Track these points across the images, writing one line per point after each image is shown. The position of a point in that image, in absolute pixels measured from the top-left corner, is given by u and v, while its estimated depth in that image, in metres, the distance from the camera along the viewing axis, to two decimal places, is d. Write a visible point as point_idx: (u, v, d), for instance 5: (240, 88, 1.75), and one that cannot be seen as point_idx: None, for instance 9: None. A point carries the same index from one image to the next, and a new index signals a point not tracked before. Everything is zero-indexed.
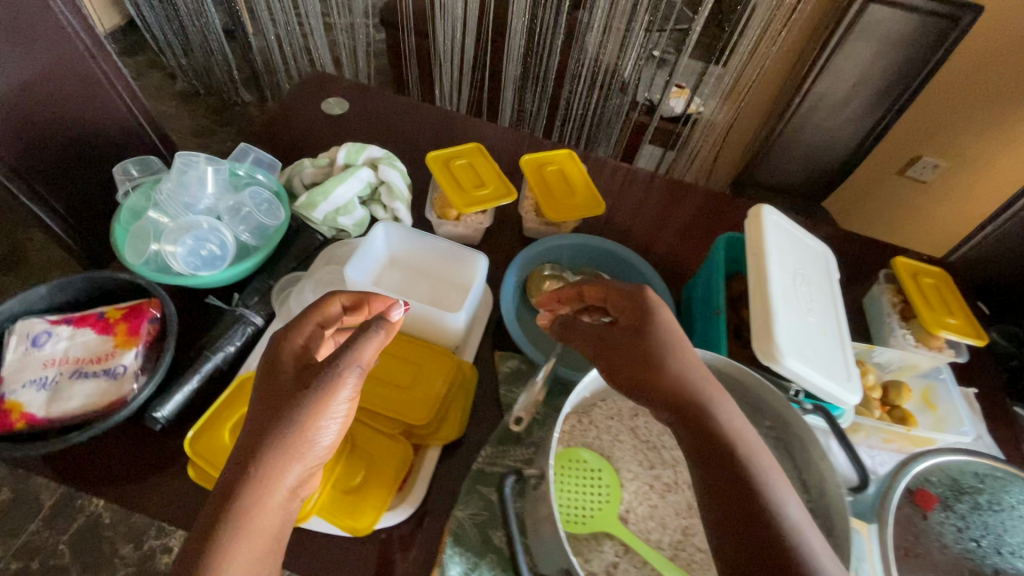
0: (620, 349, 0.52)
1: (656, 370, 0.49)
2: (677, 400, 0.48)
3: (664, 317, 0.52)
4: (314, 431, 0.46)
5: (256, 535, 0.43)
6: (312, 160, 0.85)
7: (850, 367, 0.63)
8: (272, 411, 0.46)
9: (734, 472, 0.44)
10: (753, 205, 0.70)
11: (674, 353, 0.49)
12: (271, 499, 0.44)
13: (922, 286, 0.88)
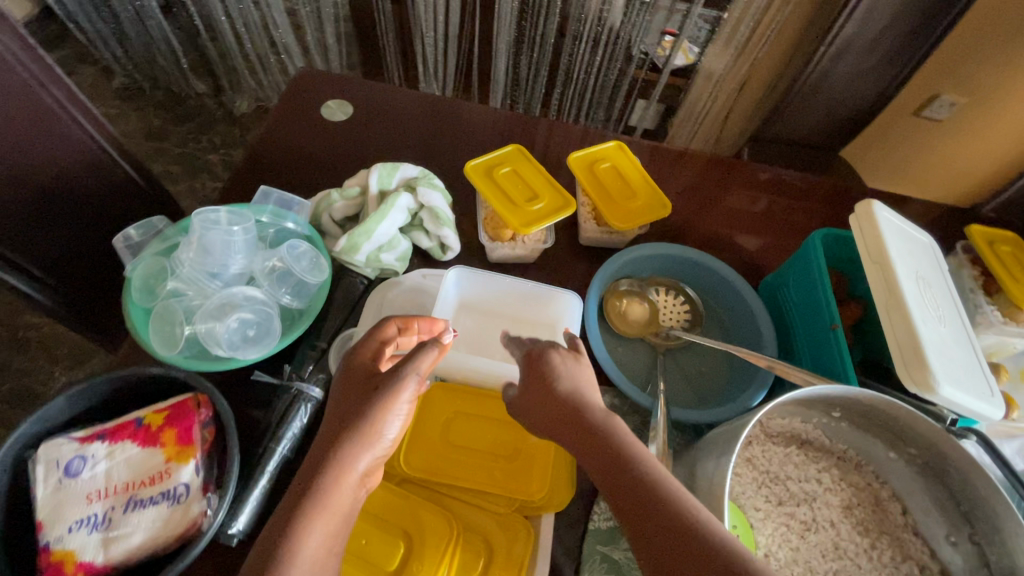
0: (528, 391, 0.49)
1: (564, 413, 0.46)
2: (588, 440, 0.44)
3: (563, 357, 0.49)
4: (383, 422, 0.45)
5: (326, 531, 0.41)
6: (340, 191, 0.73)
7: (990, 377, 0.58)
8: (338, 409, 0.46)
9: (650, 507, 0.39)
10: (862, 202, 0.63)
11: (581, 392, 0.47)
12: (343, 495, 0.42)
13: (1002, 255, 0.82)
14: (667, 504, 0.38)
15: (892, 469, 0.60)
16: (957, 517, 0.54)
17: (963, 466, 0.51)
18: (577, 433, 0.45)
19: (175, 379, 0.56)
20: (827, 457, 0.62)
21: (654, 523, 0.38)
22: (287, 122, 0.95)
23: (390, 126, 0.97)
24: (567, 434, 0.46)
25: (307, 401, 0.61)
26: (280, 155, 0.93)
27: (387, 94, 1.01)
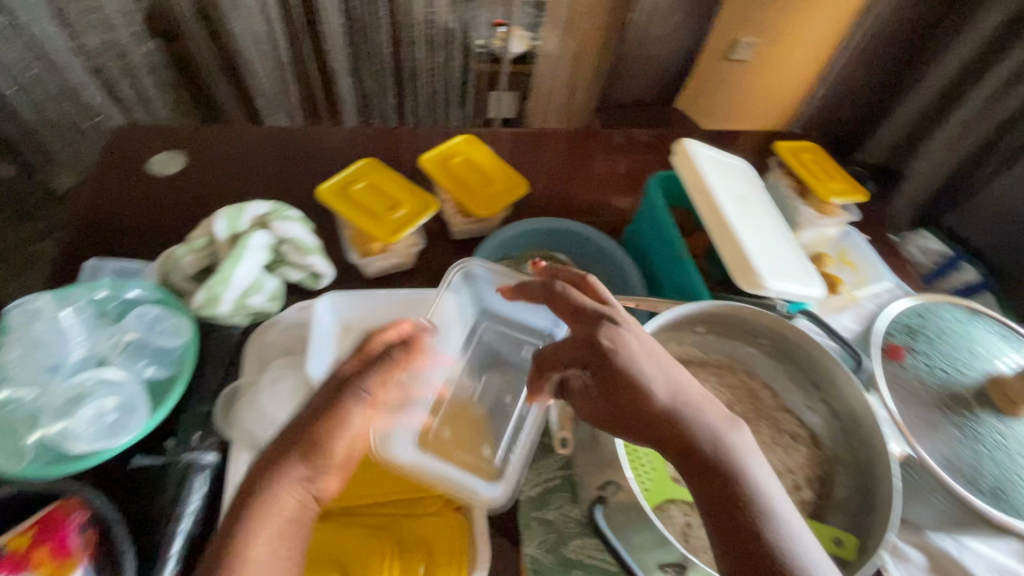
0: (601, 395, 0.52)
1: (634, 398, 0.50)
2: (666, 431, 0.49)
3: (629, 343, 0.52)
4: (336, 429, 0.48)
5: (271, 537, 0.44)
6: (185, 244, 0.69)
7: (809, 264, 0.68)
8: (310, 417, 0.48)
9: (725, 495, 0.46)
10: (677, 142, 0.71)
11: (648, 375, 0.51)
12: (285, 500, 0.46)
13: (804, 161, 0.97)
14: (743, 495, 0.46)
15: (756, 363, 0.69)
16: (809, 386, 0.65)
17: (800, 340, 0.62)
18: (692, 454, 0.48)
19: (32, 495, 0.50)
20: (705, 368, 0.68)
21: (730, 512, 0.45)
22: (115, 187, 0.87)
23: (235, 166, 0.92)
24: (637, 419, 0.50)
25: (204, 469, 0.58)
26: (110, 221, 0.84)
27: (223, 133, 0.95)
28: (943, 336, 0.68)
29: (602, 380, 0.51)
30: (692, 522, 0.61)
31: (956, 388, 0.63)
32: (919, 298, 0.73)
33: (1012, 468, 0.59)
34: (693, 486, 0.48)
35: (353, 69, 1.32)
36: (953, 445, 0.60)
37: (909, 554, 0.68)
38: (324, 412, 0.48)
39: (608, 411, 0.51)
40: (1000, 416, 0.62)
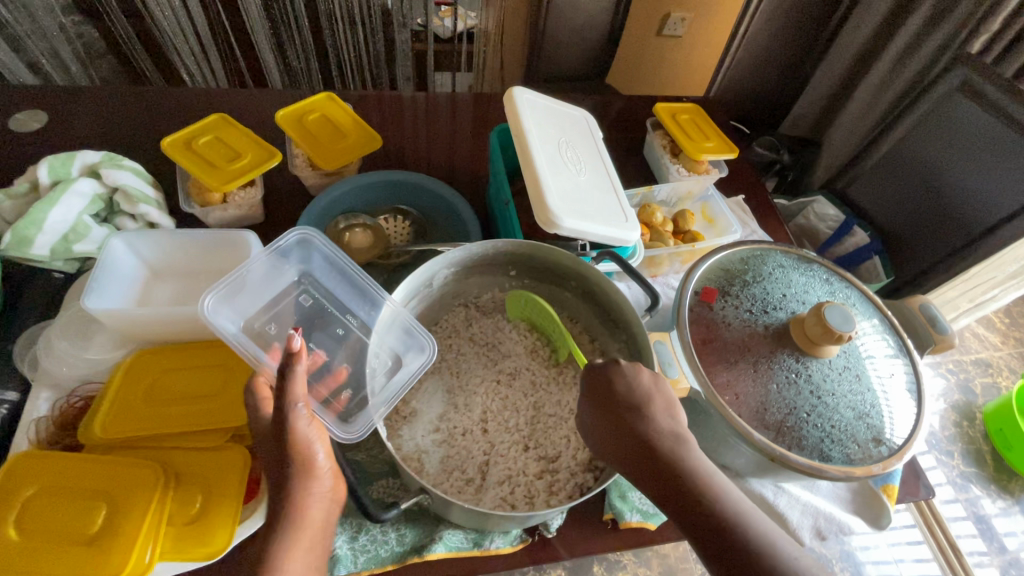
0: (611, 442, 0.52)
1: (629, 430, 0.51)
2: (652, 466, 0.49)
3: (639, 376, 0.54)
4: (307, 449, 0.44)
5: (303, 550, 0.42)
6: (5, 190, 0.69)
7: (625, 207, 0.68)
8: (278, 447, 0.44)
9: (717, 531, 0.45)
10: (504, 89, 0.70)
11: (648, 409, 0.52)
12: (311, 512, 0.43)
13: (680, 121, 0.96)
14: (735, 532, 0.45)
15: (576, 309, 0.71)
16: (613, 326, 0.66)
17: (596, 279, 0.62)
18: (680, 493, 0.47)
19: None
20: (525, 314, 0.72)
21: (721, 544, 0.45)
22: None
23: (112, 133, 0.94)
24: (663, 478, 0.48)
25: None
26: None
27: (117, 108, 0.98)
28: (761, 280, 0.67)
29: (606, 414, 0.53)
30: (490, 460, 0.61)
31: (761, 328, 0.63)
32: (750, 245, 0.72)
33: (800, 404, 0.59)
34: (681, 523, 0.47)
35: (274, 40, 1.22)
36: (744, 381, 0.60)
37: None
38: (288, 443, 0.43)
39: (606, 443, 0.53)
40: (803, 356, 0.61)
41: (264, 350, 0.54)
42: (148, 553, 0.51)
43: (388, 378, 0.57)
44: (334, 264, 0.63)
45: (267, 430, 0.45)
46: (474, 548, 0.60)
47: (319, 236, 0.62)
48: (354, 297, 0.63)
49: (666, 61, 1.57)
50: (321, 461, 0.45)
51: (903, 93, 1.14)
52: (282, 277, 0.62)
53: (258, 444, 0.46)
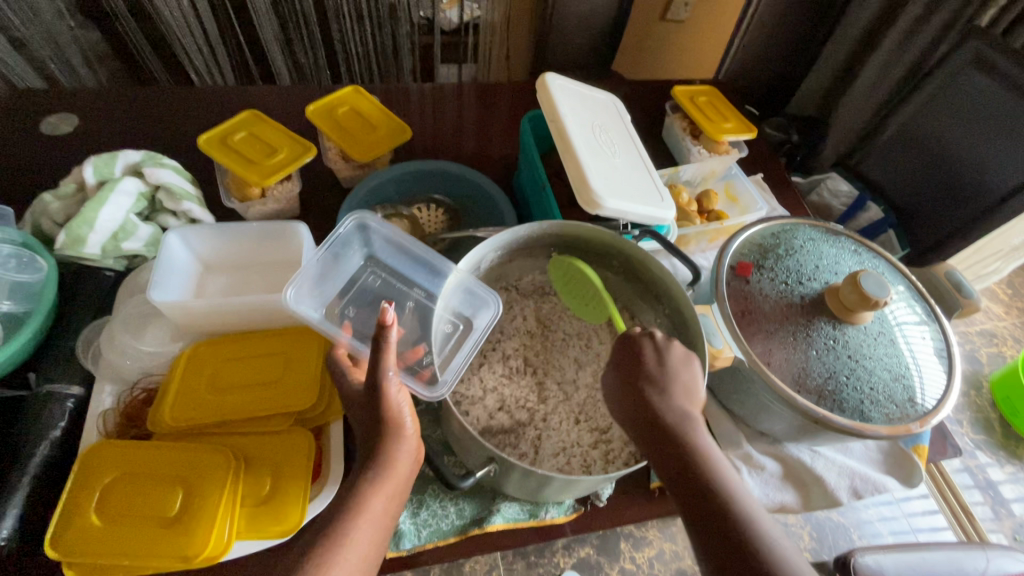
0: (628, 409, 0.54)
1: (648, 403, 0.53)
2: (660, 438, 0.51)
3: (664, 354, 0.55)
4: (398, 410, 0.49)
5: (384, 493, 0.47)
6: (53, 192, 0.71)
7: (661, 187, 0.70)
8: (371, 406, 0.49)
9: (708, 506, 0.47)
10: (537, 76, 0.72)
11: (662, 389, 0.53)
12: (398, 468, 0.48)
13: (699, 103, 0.98)
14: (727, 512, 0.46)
15: (616, 287, 0.74)
16: (655, 301, 0.69)
17: (639, 256, 0.64)
18: (681, 468, 0.49)
19: None
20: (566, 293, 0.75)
21: (711, 525, 0.46)
22: (22, 161, 0.89)
23: (136, 135, 0.95)
24: (671, 450, 0.50)
25: (65, 399, 0.61)
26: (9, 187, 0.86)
27: (138, 110, 0.98)
28: (794, 253, 0.70)
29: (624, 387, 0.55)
30: (543, 434, 0.64)
31: (797, 299, 0.65)
32: (780, 220, 0.74)
33: (839, 368, 0.62)
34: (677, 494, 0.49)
35: (283, 37, 1.22)
36: (784, 349, 0.63)
37: (762, 463, 0.69)
38: (382, 408, 0.48)
39: (625, 414, 0.55)
40: (840, 323, 0.63)
41: (339, 326, 0.57)
42: (226, 532, 0.54)
43: (462, 338, 0.59)
44: (391, 241, 0.65)
45: (361, 395, 0.50)
46: (531, 518, 0.63)
47: (373, 219, 0.64)
48: (415, 269, 0.65)
49: (670, 46, 1.58)
50: (408, 427, 0.49)
51: (910, 72, 1.16)
52: (346, 261, 0.64)
53: (350, 407, 0.51)
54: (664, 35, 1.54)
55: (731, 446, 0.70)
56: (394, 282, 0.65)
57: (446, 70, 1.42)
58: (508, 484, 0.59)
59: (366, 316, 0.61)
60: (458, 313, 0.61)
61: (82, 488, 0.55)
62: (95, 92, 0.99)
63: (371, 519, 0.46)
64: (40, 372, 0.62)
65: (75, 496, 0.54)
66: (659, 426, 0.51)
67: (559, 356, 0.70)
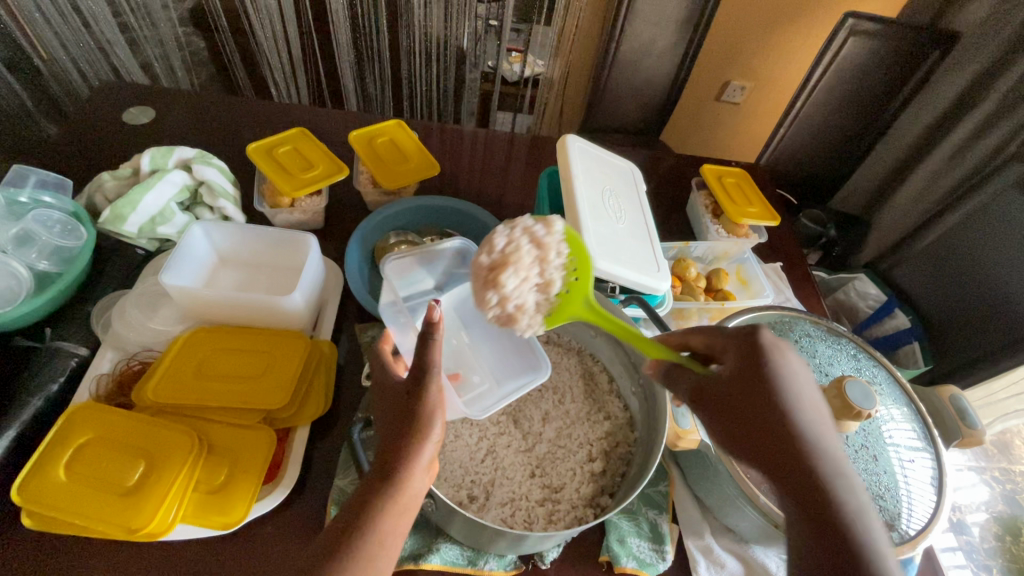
0: (734, 399, 0.48)
1: (764, 394, 0.47)
2: (780, 445, 0.45)
3: (789, 356, 0.49)
4: (431, 419, 0.50)
5: (402, 506, 0.48)
6: (112, 172, 0.80)
7: (659, 259, 0.71)
8: (400, 413, 0.50)
9: (825, 512, 0.42)
10: (558, 137, 0.75)
11: (797, 389, 0.47)
12: (417, 479, 0.49)
13: (726, 185, 0.99)
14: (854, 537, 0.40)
15: (598, 349, 0.75)
16: (632, 368, 0.69)
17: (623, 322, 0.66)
18: (799, 468, 0.44)
19: None
20: (552, 348, 0.76)
21: (825, 538, 0.40)
22: (104, 143, 1.00)
23: (204, 135, 1.05)
24: (784, 443, 0.45)
25: (71, 357, 0.66)
26: (83, 163, 0.97)
27: (212, 114, 1.09)
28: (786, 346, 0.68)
29: (747, 374, 0.48)
30: (495, 481, 0.63)
31: None
32: (779, 310, 0.73)
33: None
34: (788, 499, 0.44)
35: (355, 69, 1.32)
36: None
37: (723, 560, 0.64)
38: (420, 406, 0.50)
39: (734, 412, 0.48)
40: None
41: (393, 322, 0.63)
42: (172, 513, 0.56)
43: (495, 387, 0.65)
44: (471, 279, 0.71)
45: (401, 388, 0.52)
46: (468, 566, 0.61)
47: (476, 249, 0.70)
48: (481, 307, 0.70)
49: (722, 127, 1.61)
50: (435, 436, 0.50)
51: (962, 180, 1.12)
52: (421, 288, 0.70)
53: (384, 395, 0.54)
54: (717, 115, 1.57)
55: (693, 536, 0.66)
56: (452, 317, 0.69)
57: (501, 117, 1.49)
58: (448, 524, 0.58)
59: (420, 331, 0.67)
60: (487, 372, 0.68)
61: (60, 443, 0.58)
62: (183, 93, 1.11)
63: (380, 541, 0.46)
64: (57, 330, 0.68)
65: (51, 451, 0.57)
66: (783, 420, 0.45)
67: (530, 407, 0.70)
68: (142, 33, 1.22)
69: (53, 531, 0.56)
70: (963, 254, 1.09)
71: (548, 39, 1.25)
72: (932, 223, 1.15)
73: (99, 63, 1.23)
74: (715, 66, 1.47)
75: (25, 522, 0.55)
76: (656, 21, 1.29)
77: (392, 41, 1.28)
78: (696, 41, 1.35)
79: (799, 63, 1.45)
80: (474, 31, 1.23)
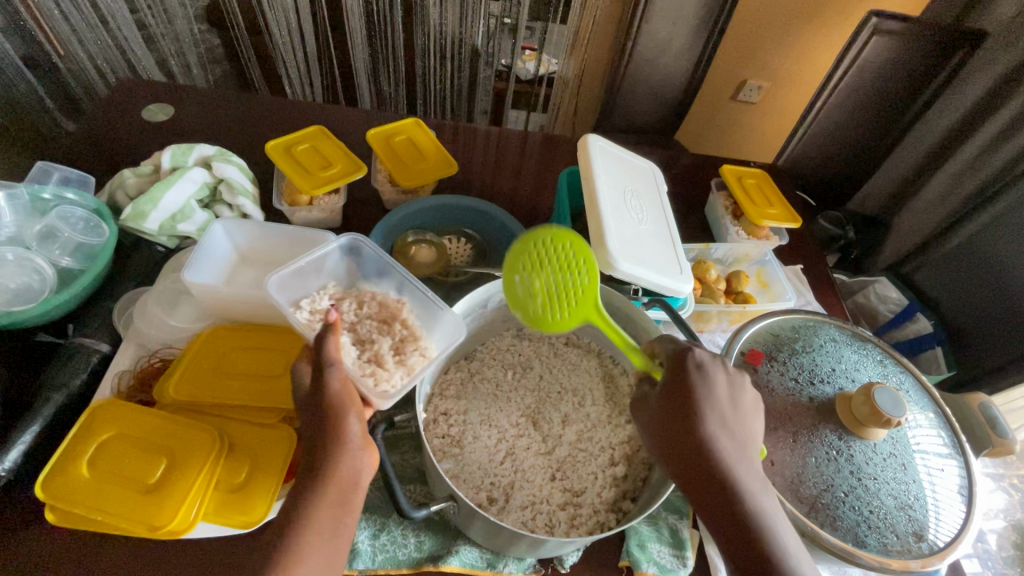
0: (663, 422, 0.52)
1: (688, 420, 0.50)
2: (699, 463, 0.49)
3: (716, 376, 0.52)
4: (343, 420, 0.50)
5: (329, 502, 0.49)
6: (133, 169, 0.80)
7: (682, 260, 0.70)
8: (314, 420, 0.51)
9: (740, 522, 0.47)
10: (579, 136, 0.74)
11: (720, 411, 0.51)
12: (344, 472, 0.50)
13: (746, 186, 0.98)
14: (763, 541, 0.46)
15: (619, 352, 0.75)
16: None
17: (645, 325, 0.65)
18: (714, 485, 0.48)
19: None
20: (570, 348, 0.77)
21: (744, 542, 0.46)
22: (122, 140, 1.01)
23: (221, 132, 1.05)
24: (701, 467, 0.49)
25: (92, 354, 0.66)
26: (101, 161, 0.97)
27: (228, 112, 1.09)
28: (811, 350, 0.67)
29: (674, 402, 0.51)
30: (515, 484, 0.63)
31: (803, 398, 0.63)
32: (803, 313, 0.72)
33: (838, 482, 0.58)
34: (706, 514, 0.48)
35: (369, 68, 1.32)
36: (782, 450, 0.60)
37: None
38: (325, 408, 0.51)
39: (661, 436, 0.52)
40: (850, 434, 0.59)
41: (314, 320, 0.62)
42: (193, 510, 0.56)
43: (425, 356, 0.62)
44: (380, 263, 0.69)
45: (306, 395, 0.53)
46: (488, 569, 0.60)
47: (366, 241, 0.69)
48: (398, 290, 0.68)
49: (739, 126, 1.58)
50: (353, 432, 0.51)
51: (984, 185, 1.09)
52: (325, 274, 0.69)
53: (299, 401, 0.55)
54: (734, 115, 1.55)
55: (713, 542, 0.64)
56: (366, 293, 0.67)
57: (515, 115, 1.47)
58: (468, 526, 0.58)
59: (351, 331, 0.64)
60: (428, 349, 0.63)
61: (82, 439, 0.59)
62: (200, 90, 1.12)
63: (327, 532, 0.48)
64: (79, 326, 0.68)
65: (74, 446, 0.58)
66: (704, 445, 0.49)
67: (550, 409, 0.70)
68: (158, 31, 1.23)
69: (77, 527, 0.56)
70: (989, 258, 1.06)
71: (563, 37, 1.24)
72: (953, 228, 1.13)
73: (117, 61, 1.23)
74: (732, 64, 1.45)
75: (49, 517, 0.55)
76: (674, 19, 1.26)
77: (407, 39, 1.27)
78: (714, 40, 1.33)
79: (819, 61, 1.43)
80: (488, 28, 1.21)
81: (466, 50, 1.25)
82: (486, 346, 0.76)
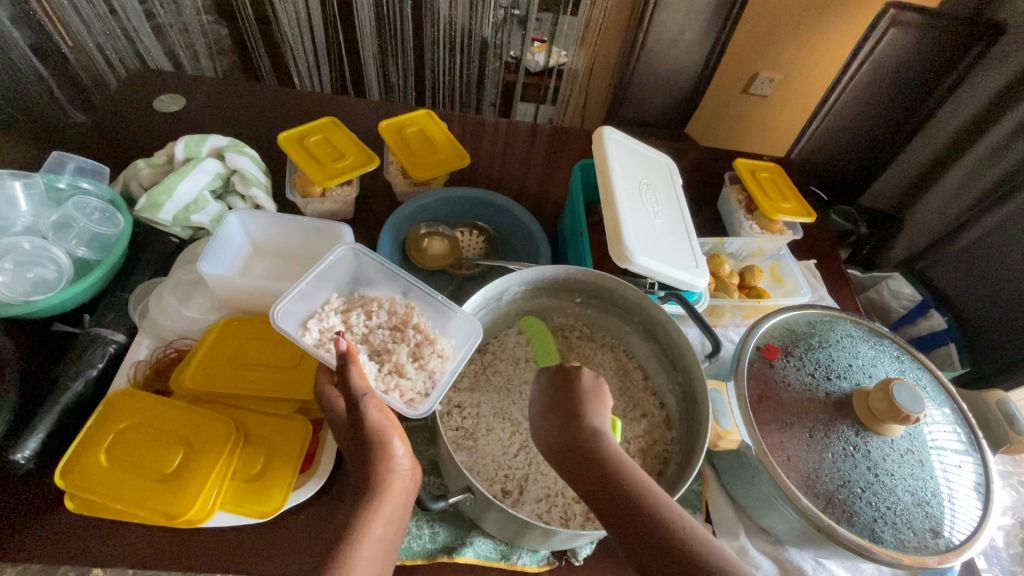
0: (551, 437, 0.50)
1: (570, 427, 0.49)
2: (583, 462, 0.46)
3: (594, 386, 0.52)
4: (388, 440, 0.49)
5: (384, 517, 0.46)
6: (147, 159, 0.80)
7: (697, 254, 0.70)
8: (361, 446, 0.49)
9: (635, 524, 0.42)
10: (594, 128, 0.74)
11: (594, 414, 0.50)
12: (396, 488, 0.47)
13: (760, 180, 0.97)
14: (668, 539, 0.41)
15: (633, 345, 0.75)
16: (670, 366, 0.69)
17: (662, 319, 0.65)
18: (598, 489, 0.45)
19: None
20: (585, 342, 0.77)
21: (644, 542, 0.41)
22: (133, 131, 1.01)
23: (231, 123, 1.05)
24: (584, 475, 0.46)
25: (109, 343, 0.66)
26: (113, 152, 0.97)
27: (238, 103, 1.09)
28: (827, 346, 0.67)
29: (557, 413, 0.51)
30: (529, 477, 0.63)
31: (819, 393, 0.62)
32: (819, 309, 0.71)
33: (855, 478, 0.57)
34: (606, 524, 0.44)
35: (378, 60, 1.31)
36: (798, 445, 0.59)
37: (758, 561, 0.63)
38: (367, 429, 0.49)
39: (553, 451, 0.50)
40: (867, 430, 0.59)
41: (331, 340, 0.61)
42: (211, 500, 0.56)
43: (444, 359, 0.62)
44: (377, 269, 0.68)
45: (345, 424, 0.51)
46: (501, 560, 0.61)
47: (363, 250, 0.68)
48: (406, 292, 0.68)
49: (750, 119, 1.57)
50: (399, 454, 0.49)
51: (998, 181, 1.07)
52: (328, 285, 0.67)
53: (335, 427, 0.52)
54: (745, 108, 1.53)
55: (726, 536, 0.64)
56: (372, 302, 0.66)
57: (524, 108, 1.46)
58: (483, 517, 0.58)
59: (367, 345, 0.63)
60: (445, 351, 0.63)
61: (101, 428, 0.59)
62: (210, 80, 1.11)
63: (381, 551, 0.44)
64: (95, 316, 0.69)
65: (92, 436, 0.58)
66: (582, 448, 0.47)
67: None
68: (167, 21, 1.22)
69: (97, 515, 0.56)
70: (1005, 254, 1.05)
71: (574, 29, 1.23)
72: (969, 223, 1.12)
73: (125, 51, 1.23)
74: (744, 56, 1.43)
75: (69, 505, 0.56)
76: (686, 10, 1.25)
77: (416, 30, 1.26)
78: (726, 32, 1.31)
79: (833, 54, 1.41)
80: (498, 19, 1.20)
81: (476, 42, 1.24)
82: (498, 340, 0.76)
